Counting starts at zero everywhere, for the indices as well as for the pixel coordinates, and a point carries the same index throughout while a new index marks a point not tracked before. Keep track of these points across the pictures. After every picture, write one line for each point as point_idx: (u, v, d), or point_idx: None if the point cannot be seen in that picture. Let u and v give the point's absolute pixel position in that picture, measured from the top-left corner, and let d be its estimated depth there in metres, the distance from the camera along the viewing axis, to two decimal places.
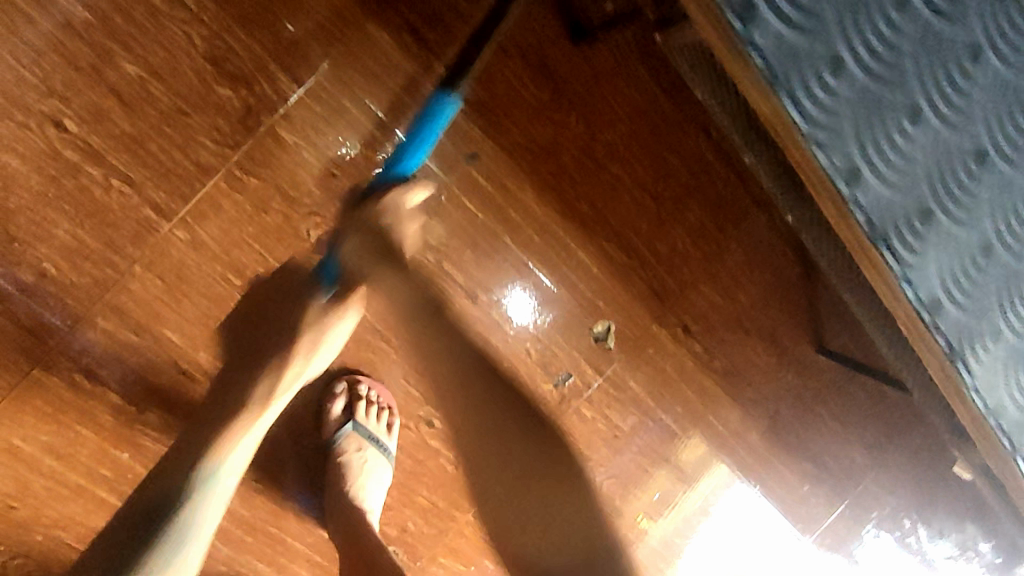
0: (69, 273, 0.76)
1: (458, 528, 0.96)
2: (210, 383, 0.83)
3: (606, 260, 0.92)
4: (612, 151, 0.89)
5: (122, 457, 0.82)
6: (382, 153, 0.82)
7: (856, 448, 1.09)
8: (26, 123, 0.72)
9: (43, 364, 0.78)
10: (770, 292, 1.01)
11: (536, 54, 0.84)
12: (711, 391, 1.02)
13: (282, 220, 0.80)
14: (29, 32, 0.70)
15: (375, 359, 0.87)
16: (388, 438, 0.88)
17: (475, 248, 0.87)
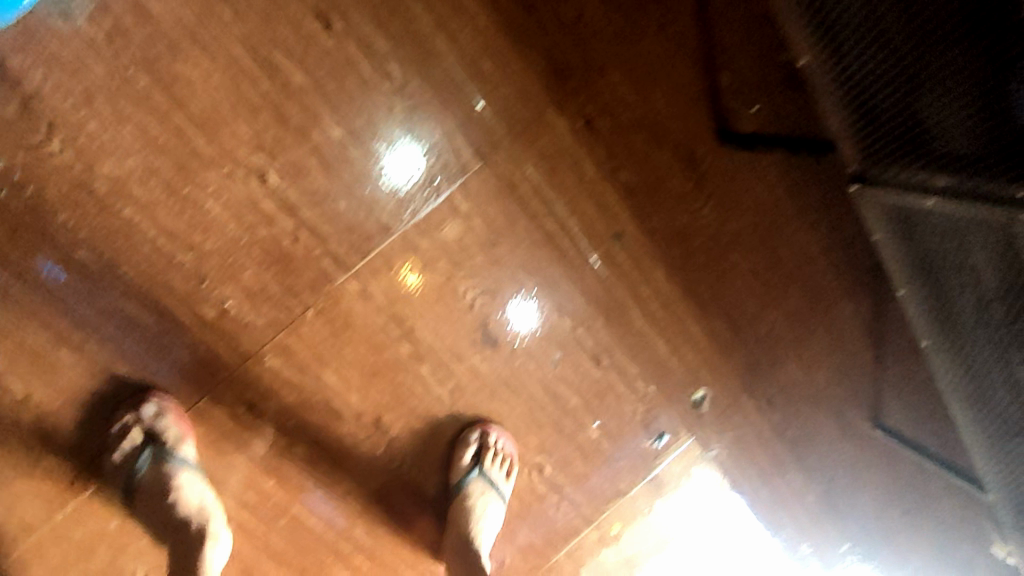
0: (248, 313, 0.81)
1: (549, 565, 1.04)
2: (356, 423, 0.89)
3: (712, 335, 1.01)
4: (734, 241, 0.97)
5: (268, 484, 0.88)
6: (543, 225, 0.88)
7: (893, 513, 1.20)
8: (232, 173, 0.76)
9: (211, 395, 0.83)
10: (847, 374, 1.09)
11: (686, 147, 0.90)
12: (780, 456, 1.13)
13: (444, 280, 0.86)
14: (251, 92, 0.74)
15: (503, 410, 0.95)
16: (506, 483, 0.96)
17: (607, 317, 0.95)
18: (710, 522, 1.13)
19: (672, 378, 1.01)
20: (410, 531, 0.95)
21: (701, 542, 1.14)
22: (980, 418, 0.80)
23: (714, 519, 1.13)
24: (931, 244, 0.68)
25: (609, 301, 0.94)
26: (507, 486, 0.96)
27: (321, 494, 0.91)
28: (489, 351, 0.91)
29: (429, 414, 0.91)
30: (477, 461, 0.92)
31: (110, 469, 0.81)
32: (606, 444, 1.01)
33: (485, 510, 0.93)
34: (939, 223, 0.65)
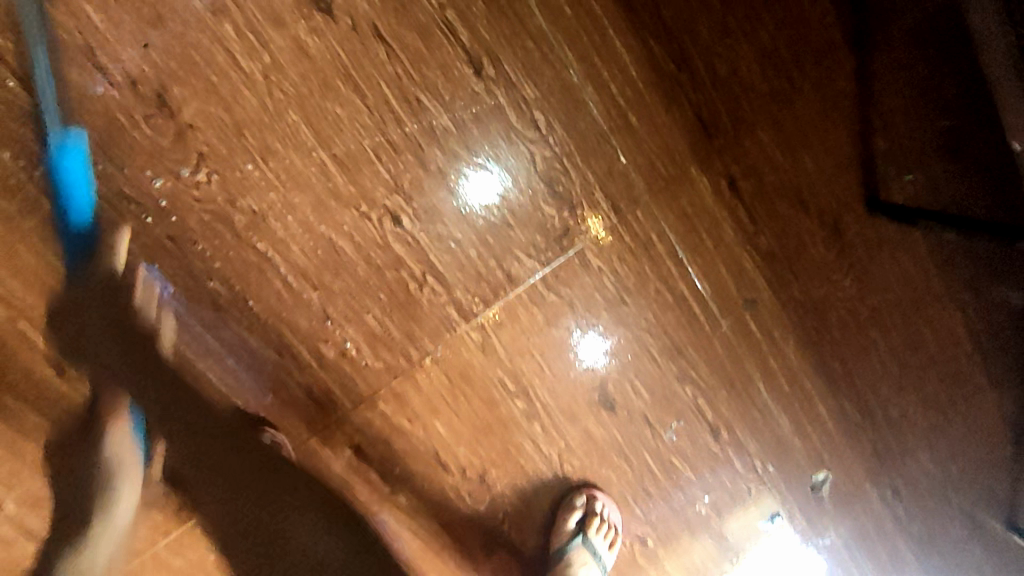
0: (367, 355, 0.79)
1: None
2: (461, 475, 0.85)
3: (842, 416, 0.93)
4: (875, 316, 0.90)
5: (366, 529, 0.86)
6: (675, 285, 0.83)
7: None
8: (367, 214, 0.75)
9: (320, 436, 0.81)
10: (981, 469, 1.00)
11: (832, 215, 0.85)
12: (902, 553, 1.02)
13: (568, 337, 0.82)
14: (395, 133, 0.73)
15: (611, 475, 0.89)
16: (608, 554, 0.91)
17: (730, 388, 0.88)
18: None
19: (794, 459, 0.93)
20: None
21: None
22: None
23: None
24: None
25: (734, 370, 0.88)
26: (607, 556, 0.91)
27: (416, 547, 0.87)
28: (606, 417, 0.86)
29: (535, 475, 0.87)
30: (580, 530, 0.87)
31: None
32: (713, 520, 0.94)
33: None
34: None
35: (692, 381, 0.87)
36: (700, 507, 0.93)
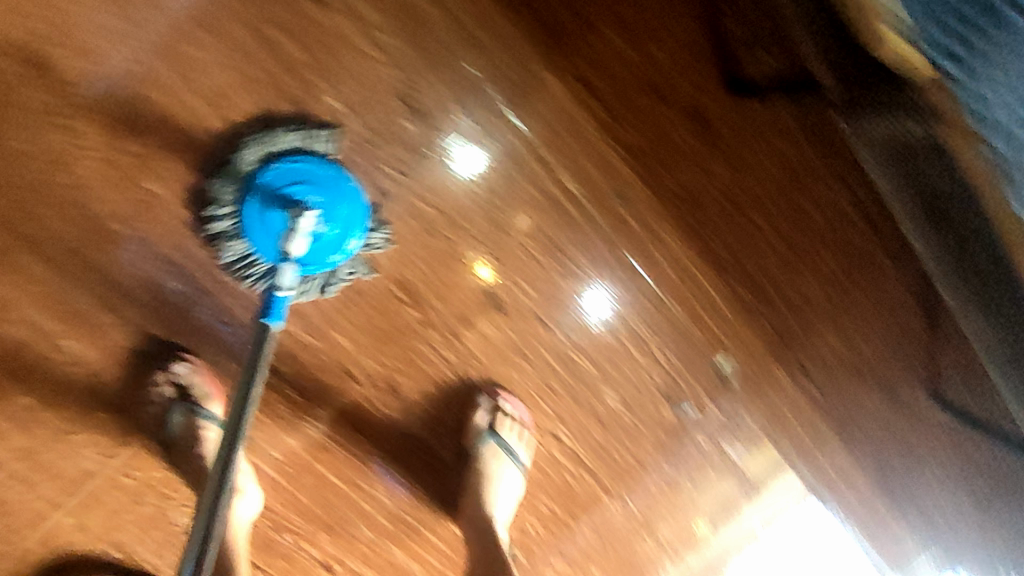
0: (264, 277, 0.87)
1: (573, 537, 1.02)
2: (371, 384, 0.93)
3: (734, 299, 0.97)
4: (755, 198, 0.93)
5: (291, 442, 0.93)
6: (544, 185, 0.89)
7: (964, 501, 1.12)
8: (242, 145, 0.84)
9: (235, 356, 0.90)
10: (893, 343, 1.02)
11: (691, 102, 0.88)
12: (822, 432, 1.05)
13: (447, 244, 0.89)
14: (253, 68, 0.83)
15: (514, 376, 0.95)
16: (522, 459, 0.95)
17: (616, 280, 0.93)
18: (782, 526, 1.07)
19: (693, 345, 0.98)
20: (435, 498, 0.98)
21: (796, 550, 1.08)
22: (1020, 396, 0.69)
23: (789, 519, 1.08)
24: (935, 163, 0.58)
25: (615, 262, 0.93)
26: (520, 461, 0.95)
27: (341, 457, 0.95)
28: (498, 317, 0.92)
29: (439, 379, 0.93)
30: (488, 432, 0.92)
31: (148, 421, 0.89)
32: (625, 414, 0.99)
33: (495, 481, 0.94)
34: (917, 145, 0.58)
35: (574, 275, 0.92)
36: (609, 401, 0.98)
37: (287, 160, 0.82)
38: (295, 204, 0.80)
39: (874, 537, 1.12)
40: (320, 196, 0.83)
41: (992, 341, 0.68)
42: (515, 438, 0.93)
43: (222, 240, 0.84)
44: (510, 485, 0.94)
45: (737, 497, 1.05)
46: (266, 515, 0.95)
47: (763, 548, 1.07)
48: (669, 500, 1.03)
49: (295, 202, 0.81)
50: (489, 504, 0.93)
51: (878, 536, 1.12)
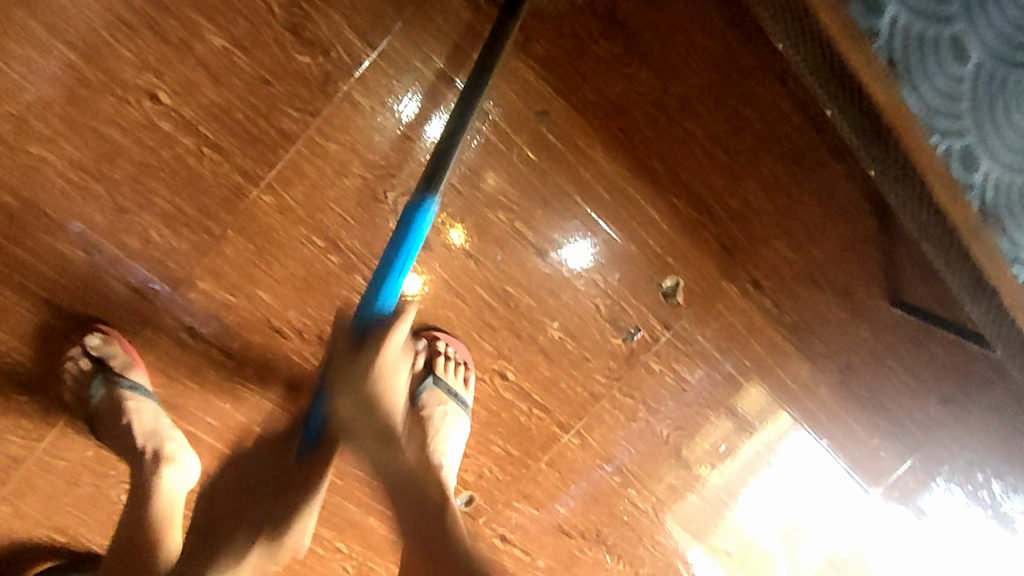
0: (170, 237, 0.82)
1: (532, 475, 1.00)
2: (301, 339, 0.89)
3: (675, 215, 0.92)
4: (684, 105, 0.88)
5: (226, 407, 0.90)
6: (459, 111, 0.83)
7: (930, 402, 1.10)
8: (124, 98, 0.77)
9: (153, 324, 0.85)
10: (844, 246, 0.98)
11: (606, 6, 0.83)
12: (780, 346, 1.02)
13: (361, 184, 0.84)
14: (123, 10, 0.75)
15: (451, 317, 0.91)
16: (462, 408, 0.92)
17: (546, 207, 0.88)
18: (772, 464, 1.08)
19: (636, 267, 0.94)
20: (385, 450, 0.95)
21: (785, 482, 1.09)
22: (935, 244, 0.84)
23: (781, 458, 1.08)
24: (898, 30, 0.73)
25: (543, 188, 0.88)
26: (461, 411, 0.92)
27: (280, 417, 0.91)
28: (425, 256, 0.88)
29: None
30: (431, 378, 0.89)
31: (70, 397, 0.85)
32: (572, 345, 0.96)
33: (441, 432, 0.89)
34: (840, 29, 0.73)
35: (502, 206, 0.88)
36: (553, 333, 0.95)
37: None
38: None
39: (844, 449, 1.10)
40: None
41: (890, 172, 0.82)
42: (456, 380, 0.91)
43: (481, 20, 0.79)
44: (456, 431, 0.91)
45: (696, 419, 1.03)
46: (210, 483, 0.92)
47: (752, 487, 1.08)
48: (627, 428, 1.01)
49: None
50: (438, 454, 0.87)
51: (847, 447, 1.10)
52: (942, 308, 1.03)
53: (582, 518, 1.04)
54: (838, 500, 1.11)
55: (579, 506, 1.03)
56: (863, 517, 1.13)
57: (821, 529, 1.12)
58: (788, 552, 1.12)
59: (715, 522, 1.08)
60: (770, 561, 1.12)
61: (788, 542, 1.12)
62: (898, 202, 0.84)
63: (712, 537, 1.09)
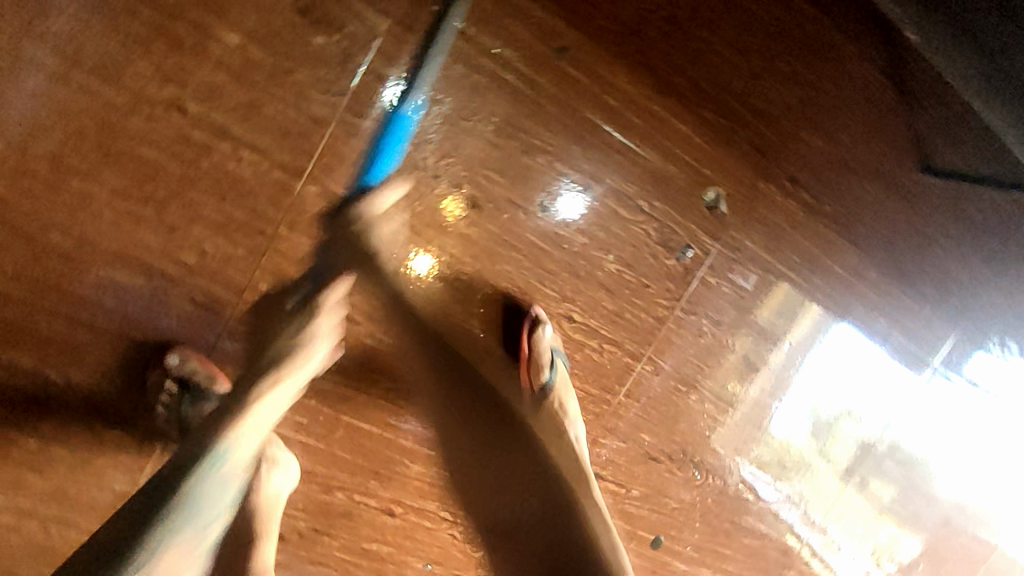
0: (226, 245, 0.82)
1: (613, 410, 1.04)
2: (369, 320, 0.92)
3: (704, 126, 0.93)
4: (696, 14, 0.89)
5: (310, 402, 0.94)
6: (485, 60, 0.84)
7: (975, 262, 1.13)
8: (153, 114, 0.77)
9: (226, 335, 0.86)
10: (871, 124, 1.00)
11: None
12: (825, 236, 1.04)
13: (400, 154, 0.84)
14: (131, 24, 0.74)
15: (511, 273, 0.92)
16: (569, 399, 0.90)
17: (580, 141, 0.89)
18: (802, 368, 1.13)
19: (676, 185, 0.95)
20: None
21: (831, 376, 1.14)
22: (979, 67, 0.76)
23: (811, 361, 1.12)
24: None
25: (575, 122, 0.88)
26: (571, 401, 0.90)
27: (364, 397, 0.95)
28: (475, 215, 0.89)
29: (440, 296, 0.92)
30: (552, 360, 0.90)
31: (161, 421, 0.86)
32: (629, 275, 0.98)
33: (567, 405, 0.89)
34: None
35: (540, 156, 0.89)
36: (608, 266, 0.96)
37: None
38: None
39: (899, 322, 1.13)
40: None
41: None
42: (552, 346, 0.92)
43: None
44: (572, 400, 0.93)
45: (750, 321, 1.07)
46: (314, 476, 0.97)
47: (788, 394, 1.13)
48: (694, 345, 1.05)
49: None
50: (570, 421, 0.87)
51: (900, 319, 1.13)
52: (971, 165, 1.04)
53: (666, 435, 1.09)
54: (873, 386, 1.17)
55: (661, 424, 1.08)
56: (903, 393, 1.20)
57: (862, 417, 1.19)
58: (834, 446, 1.19)
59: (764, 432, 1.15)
60: (818, 459, 1.18)
61: (832, 437, 1.18)
62: (944, 63, 0.79)
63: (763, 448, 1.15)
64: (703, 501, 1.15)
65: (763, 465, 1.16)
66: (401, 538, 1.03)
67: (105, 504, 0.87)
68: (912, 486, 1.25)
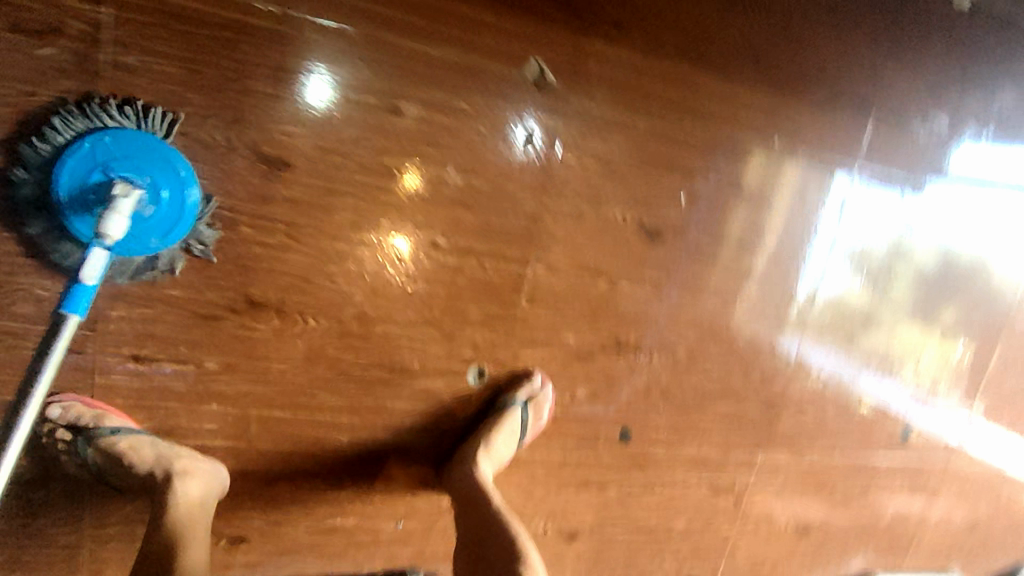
0: (55, 285, 0.82)
1: (522, 321, 1.01)
2: (235, 312, 0.89)
3: (496, 3, 0.89)
4: None
5: (213, 408, 0.93)
6: (234, 13, 0.80)
7: (862, 45, 1.09)
8: None
9: (99, 369, 0.87)
10: None
11: None
12: (676, 73, 0.99)
13: (187, 139, 0.82)
14: None
15: (354, 217, 0.90)
16: (532, 435, 1.05)
17: (368, 63, 0.86)
18: (818, 222, 1.15)
19: (490, 74, 0.90)
20: (376, 368, 0.97)
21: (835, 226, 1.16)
22: None
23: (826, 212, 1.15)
24: None
25: (355, 46, 0.85)
26: (529, 436, 1.05)
27: (264, 387, 0.94)
28: (292, 173, 0.86)
29: (294, 265, 0.90)
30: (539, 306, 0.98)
31: (73, 468, 0.88)
32: (480, 183, 0.93)
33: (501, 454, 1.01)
34: None
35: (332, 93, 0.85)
36: (456, 181, 0.92)
37: (94, 134, 0.76)
38: (107, 194, 0.76)
39: (806, 131, 1.09)
40: (148, 171, 0.78)
41: None
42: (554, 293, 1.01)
43: (63, 263, 0.80)
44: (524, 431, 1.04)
45: (637, 188, 1.01)
46: (250, 475, 0.98)
47: (812, 251, 1.16)
48: (583, 231, 1.00)
49: (111, 186, 0.76)
50: (484, 454, 1.00)
51: (806, 128, 1.09)
52: None
53: (591, 328, 1.05)
54: (892, 213, 1.20)
55: (580, 321, 1.04)
56: (922, 208, 1.22)
57: (892, 246, 1.22)
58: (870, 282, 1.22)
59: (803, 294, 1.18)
60: (862, 300, 1.23)
61: (869, 275, 1.22)
62: None
63: (806, 308, 1.19)
64: (657, 380, 1.12)
65: (807, 325, 1.20)
66: (360, 505, 1.04)
67: (66, 548, 0.93)
68: (957, 293, 1.30)
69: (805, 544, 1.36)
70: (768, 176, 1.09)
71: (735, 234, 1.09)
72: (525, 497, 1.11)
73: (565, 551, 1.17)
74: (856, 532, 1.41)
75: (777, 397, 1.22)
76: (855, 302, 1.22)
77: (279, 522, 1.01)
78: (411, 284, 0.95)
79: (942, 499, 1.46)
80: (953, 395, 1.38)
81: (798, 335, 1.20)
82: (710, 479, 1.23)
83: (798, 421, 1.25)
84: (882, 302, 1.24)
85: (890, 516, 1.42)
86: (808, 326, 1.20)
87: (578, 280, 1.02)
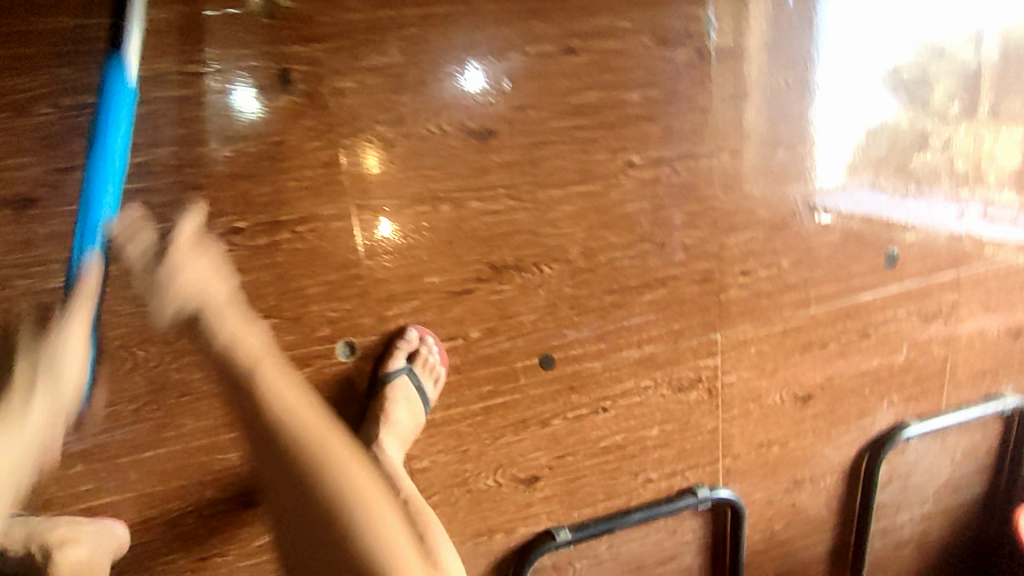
0: None
1: (372, 277, 0.90)
2: None
3: None
4: None
5: (79, 470, 0.84)
6: None
7: None
8: None
9: None
10: None
11: None
12: None
13: None
14: None
15: None
16: (435, 391, 0.95)
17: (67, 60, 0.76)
18: (796, 56, 1.03)
19: (210, 22, 0.78)
20: None
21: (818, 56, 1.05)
22: None
23: (825, 42, 1.05)
24: None
25: (44, 46, 0.75)
26: (431, 391, 0.95)
27: (121, 434, 0.85)
28: (41, 206, 0.78)
29: (91, 298, 0.80)
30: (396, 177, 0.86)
31: None
32: (254, 145, 0.82)
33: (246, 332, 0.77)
34: None
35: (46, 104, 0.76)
36: (371, 156, 0.87)
37: None
38: None
39: None
40: None
41: None
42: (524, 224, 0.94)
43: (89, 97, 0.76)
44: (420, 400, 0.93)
45: (441, 90, 0.87)
46: (155, 524, 0.89)
47: (813, 86, 1.05)
48: (397, 160, 0.88)
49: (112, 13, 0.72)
50: (385, 431, 0.90)
51: None
52: None
53: (455, 261, 0.93)
54: (877, 19, 1.07)
55: (439, 258, 0.92)
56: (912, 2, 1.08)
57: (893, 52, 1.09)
58: (878, 103, 1.10)
59: (833, 136, 1.09)
60: (903, 120, 1.13)
61: (901, 90, 1.11)
62: None
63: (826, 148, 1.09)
64: (558, 292, 0.99)
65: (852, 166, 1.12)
66: None
67: None
68: (982, 82, 1.16)
69: (810, 410, 1.21)
70: (602, 20, 0.91)
71: (587, 102, 0.93)
72: (459, 459, 1.01)
73: (529, 498, 1.07)
74: (868, 381, 1.24)
75: (714, 266, 1.07)
76: (896, 124, 1.13)
77: (208, 559, 0.94)
78: (230, 278, 0.85)
79: (958, 314, 1.27)
80: (1004, 190, 1.25)
81: (847, 180, 1.12)
82: (668, 377, 1.09)
83: (751, 283, 1.10)
84: (925, 112, 1.14)
85: (904, 350, 1.25)
86: (856, 167, 1.12)
87: (417, 213, 0.90)
